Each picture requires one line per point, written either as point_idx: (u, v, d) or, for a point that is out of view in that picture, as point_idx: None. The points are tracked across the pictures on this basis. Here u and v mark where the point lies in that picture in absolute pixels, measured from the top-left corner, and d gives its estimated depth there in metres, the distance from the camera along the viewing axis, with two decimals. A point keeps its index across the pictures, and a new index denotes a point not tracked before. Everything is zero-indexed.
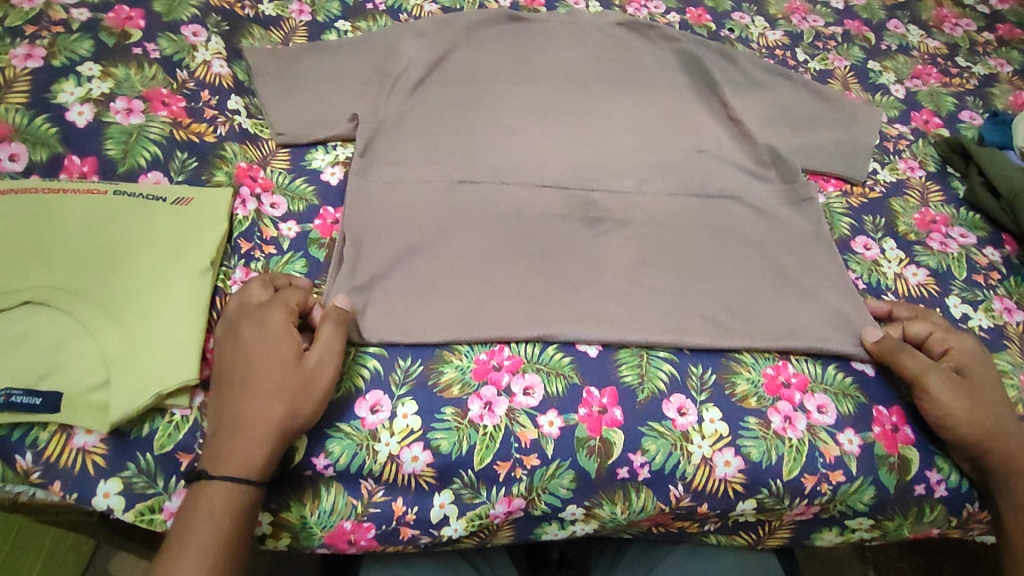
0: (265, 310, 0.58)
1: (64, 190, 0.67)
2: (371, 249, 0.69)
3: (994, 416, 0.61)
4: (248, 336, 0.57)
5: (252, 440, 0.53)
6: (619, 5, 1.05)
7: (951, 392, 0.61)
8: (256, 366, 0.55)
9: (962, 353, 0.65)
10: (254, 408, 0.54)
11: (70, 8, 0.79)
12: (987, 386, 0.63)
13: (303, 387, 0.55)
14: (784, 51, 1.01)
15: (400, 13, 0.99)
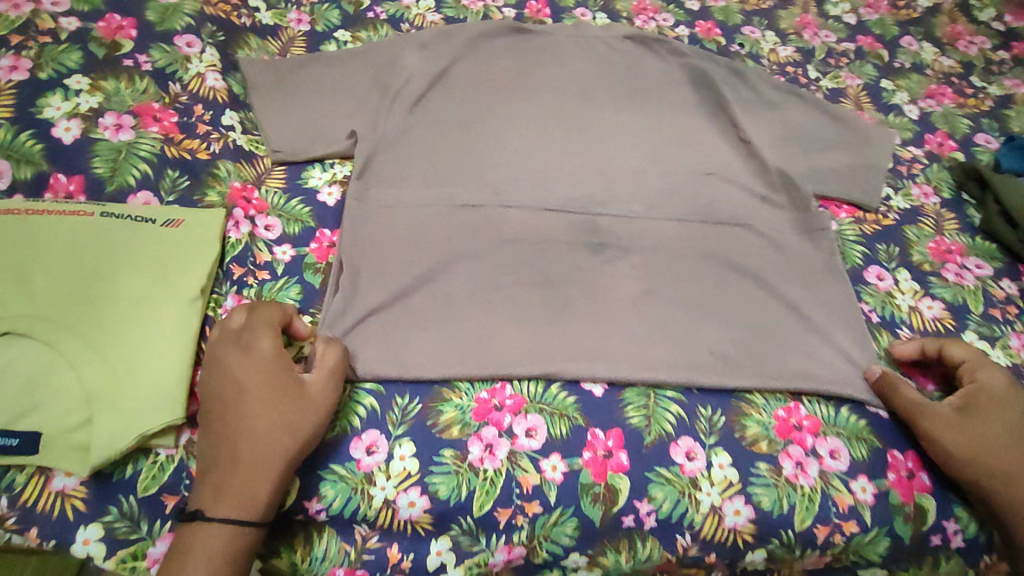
0: (250, 338, 0.55)
1: (50, 213, 0.65)
2: (369, 280, 0.68)
3: (1009, 458, 0.58)
4: (236, 367, 0.54)
5: (255, 478, 0.51)
6: (626, 17, 1.02)
7: (948, 424, 0.60)
8: (251, 400, 0.53)
9: (991, 389, 0.62)
10: (253, 446, 0.51)
11: (59, 17, 0.76)
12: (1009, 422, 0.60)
13: (305, 414, 0.53)
14: (796, 68, 0.98)
15: (402, 23, 0.96)
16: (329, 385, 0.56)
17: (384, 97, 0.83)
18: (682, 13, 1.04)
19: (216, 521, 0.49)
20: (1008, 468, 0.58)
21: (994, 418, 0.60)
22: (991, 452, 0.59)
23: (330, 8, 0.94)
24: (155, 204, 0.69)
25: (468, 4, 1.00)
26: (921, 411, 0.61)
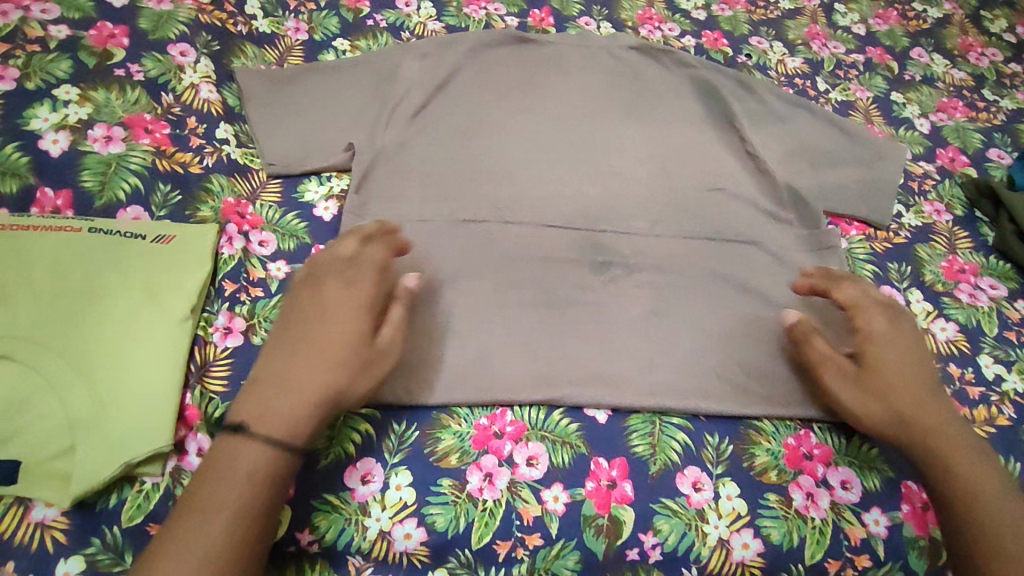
0: (355, 275, 0.56)
1: (35, 229, 0.63)
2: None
3: (925, 403, 0.57)
4: (331, 293, 0.54)
5: (288, 432, 0.48)
6: (631, 27, 1.00)
7: (846, 383, 0.60)
8: (337, 330, 0.52)
9: (874, 335, 0.61)
10: (310, 377, 0.50)
11: (49, 25, 0.74)
12: (913, 363, 0.59)
13: (370, 363, 0.53)
14: (804, 80, 0.96)
15: (402, 31, 0.94)
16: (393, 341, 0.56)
17: (383, 108, 0.81)
18: (688, 23, 1.02)
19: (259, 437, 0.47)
20: (927, 414, 0.56)
21: (901, 359, 0.59)
22: (904, 400, 0.57)
23: (329, 16, 0.93)
24: (146, 219, 0.67)
25: (471, 12, 0.98)
26: (824, 370, 0.61)
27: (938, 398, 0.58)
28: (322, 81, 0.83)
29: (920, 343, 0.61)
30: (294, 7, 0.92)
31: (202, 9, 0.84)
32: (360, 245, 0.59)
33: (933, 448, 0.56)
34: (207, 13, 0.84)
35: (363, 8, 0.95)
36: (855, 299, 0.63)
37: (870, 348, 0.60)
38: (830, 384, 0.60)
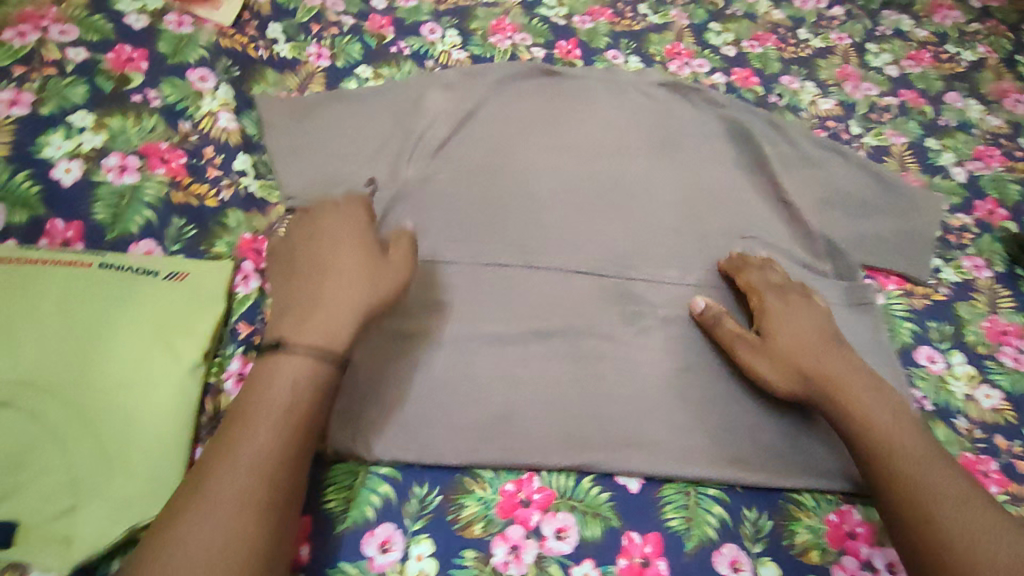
0: (343, 213, 0.61)
1: (44, 263, 0.60)
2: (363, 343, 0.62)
3: (832, 367, 0.59)
4: (328, 225, 0.60)
5: (293, 371, 0.50)
6: (660, 62, 0.98)
7: (751, 352, 0.62)
8: (341, 251, 0.57)
9: (772, 312, 0.64)
10: (327, 316, 0.53)
11: (66, 47, 0.71)
12: (812, 330, 0.62)
13: (380, 272, 0.56)
14: (837, 123, 0.94)
15: (426, 59, 0.92)
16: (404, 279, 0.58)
17: (407, 141, 0.79)
18: (718, 59, 1.00)
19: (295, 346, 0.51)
20: (836, 377, 0.59)
21: (803, 328, 0.62)
22: (813, 367, 0.59)
23: (351, 42, 0.90)
24: (158, 254, 0.64)
25: (496, 42, 0.96)
26: (734, 346, 0.63)
27: (849, 366, 0.59)
28: (342, 110, 0.81)
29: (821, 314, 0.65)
30: (316, 32, 0.89)
31: (223, 33, 0.82)
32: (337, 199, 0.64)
33: (868, 440, 0.55)
34: (228, 37, 0.82)
35: (387, 35, 0.93)
36: (757, 282, 0.68)
37: (771, 322, 0.63)
38: (741, 358, 0.62)
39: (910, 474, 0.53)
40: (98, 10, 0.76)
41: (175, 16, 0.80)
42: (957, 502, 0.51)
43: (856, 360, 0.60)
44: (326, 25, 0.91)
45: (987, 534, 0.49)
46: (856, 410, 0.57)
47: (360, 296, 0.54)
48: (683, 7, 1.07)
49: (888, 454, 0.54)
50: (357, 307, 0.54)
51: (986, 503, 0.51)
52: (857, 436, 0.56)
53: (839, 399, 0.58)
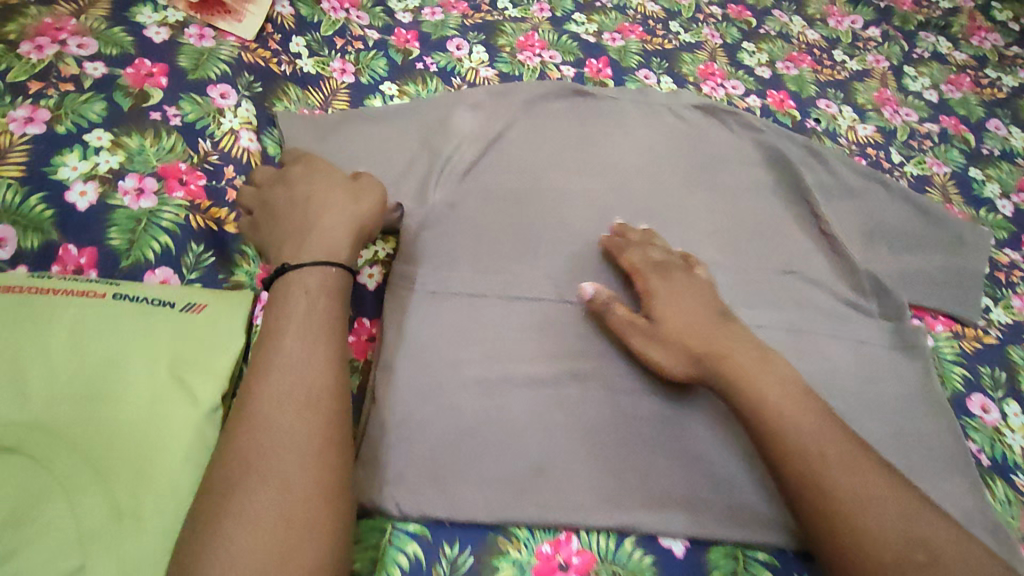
0: (307, 163, 0.69)
1: (57, 293, 0.57)
2: (385, 379, 0.60)
3: (721, 343, 0.57)
4: (296, 174, 0.68)
5: (305, 287, 0.58)
6: (693, 82, 0.95)
7: (643, 339, 0.60)
8: (316, 193, 0.66)
9: (661, 292, 0.63)
10: (322, 241, 0.62)
11: (83, 62, 0.68)
12: (700, 308, 0.61)
13: (357, 198, 0.66)
14: (877, 150, 0.90)
15: (453, 76, 0.89)
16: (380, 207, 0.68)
17: (435, 164, 0.76)
18: (753, 81, 0.97)
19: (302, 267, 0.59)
20: (726, 354, 0.57)
21: (685, 306, 0.61)
22: (703, 347, 0.57)
23: (376, 57, 0.87)
24: (174, 283, 0.61)
25: (524, 59, 0.93)
26: (627, 334, 0.61)
27: (738, 341, 0.58)
28: (367, 131, 0.78)
29: (705, 288, 0.64)
30: (339, 47, 0.86)
31: (245, 47, 0.79)
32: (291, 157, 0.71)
33: (760, 421, 0.52)
34: (250, 51, 0.79)
35: (412, 50, 0.90)
36: (638, 262, 0.66)
37: (658, 304, 0.62)
38: (636, 346, 0.60)
39: (801, 455, 0.50)
40: (118, 22, 0.73)
41: (196, 29, 0.77)
42: (853, 486, 0.48)
43: (742, 332, 0.59)
44: (350, 39, 0.88)
45: (884, 517, 0.46)
46: (745, 385, 0.54)
47: (345, 215, 0.64)
48: (716, 26, 1.04)
49: (773, 438, 0.51)
50: (349, 225, 0.64)
51: (880, 478, 0.49)
52: (748, 417, 0.53)
53: (732, 379, 0.55)
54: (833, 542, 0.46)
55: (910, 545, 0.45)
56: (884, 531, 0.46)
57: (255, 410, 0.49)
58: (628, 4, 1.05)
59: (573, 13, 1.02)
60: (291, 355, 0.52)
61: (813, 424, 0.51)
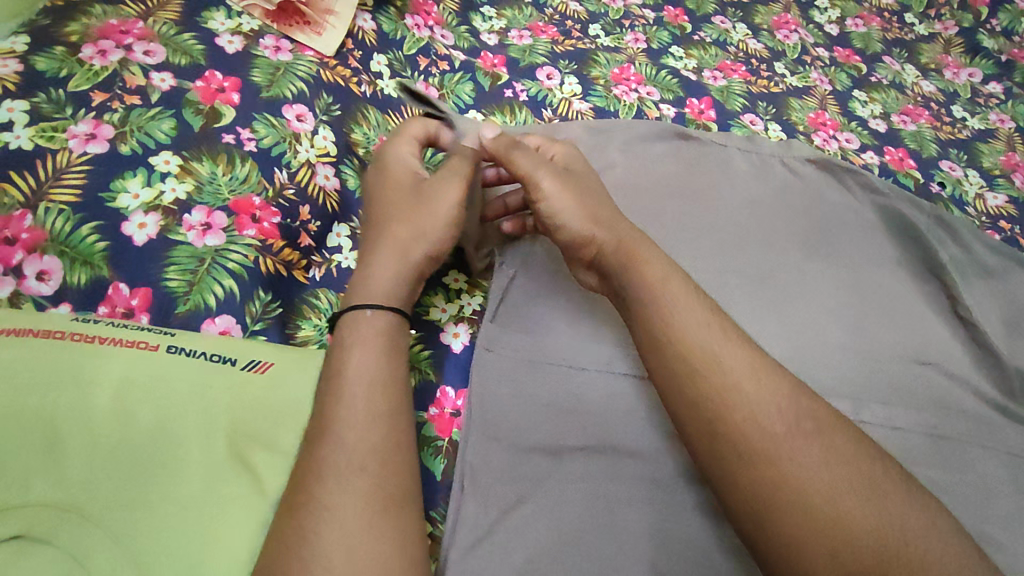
0: (389, 151, 0.61)
1: (103, 341, 0.48)
2: (478, 468, 0.52)
3: (618, 218, 0.57)
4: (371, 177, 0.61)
5: (360, 331, 0.49)
6: (804, 132, 0.86)
7: (554, 183, 0.57)
8: (380, 206, 0.58)
9: (564, 159, 0.63)
10: (368, 275, 0.53)
11: (150, 72, 0.61)
12: (597, 187, 0.60)
13: (418, 209, 0.56)
14: (1011, 224, 0.81)
15: (544, 107, 0.81)
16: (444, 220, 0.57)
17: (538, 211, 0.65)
18: (867, 135, 0.88)
19: (349, 311, 0.51)
20: (624, 225, 0.56)
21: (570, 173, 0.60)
22: (606, 215, 0.56)
23: (462, 81, 0.80)
24: (236, 335, 0.53)
25: (620, 94, 0.85)
26: (537, 172, 0.57)
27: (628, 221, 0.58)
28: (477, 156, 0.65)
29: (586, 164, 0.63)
30: (423, 68, 0.79)
31: (324, 64, 0.71)
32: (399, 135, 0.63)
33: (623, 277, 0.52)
34: (329, 68, 0.71)
35: (501, 75, 0.82)
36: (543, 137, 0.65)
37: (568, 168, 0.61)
38: (543, 185, 0.56)
39: (689, 343, 0.46)
40: (188, 28, 0.66)
41: (272, 40, 0.70)
42: (743, 377, 0.44)
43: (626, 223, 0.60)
44: (435, 60, 0.80)
45: (770, 399, 0.44)
46: (633, 244, 0.53)
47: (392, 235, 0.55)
48: (824, 71, 0.96)
49: (663, 300, 0.49)
50: (392, 249, 0.54)
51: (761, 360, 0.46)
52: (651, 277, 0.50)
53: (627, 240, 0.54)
54: (721, 432, 0.43)
55: (799, 418, 0.43)
56: (776, 411, 0.43)
57: (319, 483, 0.42)
58: (729, 39, 0.97)
59: (670, 46, 0.94)
60: (349, 415, 0.45)
61: (699, 305, 0.49)
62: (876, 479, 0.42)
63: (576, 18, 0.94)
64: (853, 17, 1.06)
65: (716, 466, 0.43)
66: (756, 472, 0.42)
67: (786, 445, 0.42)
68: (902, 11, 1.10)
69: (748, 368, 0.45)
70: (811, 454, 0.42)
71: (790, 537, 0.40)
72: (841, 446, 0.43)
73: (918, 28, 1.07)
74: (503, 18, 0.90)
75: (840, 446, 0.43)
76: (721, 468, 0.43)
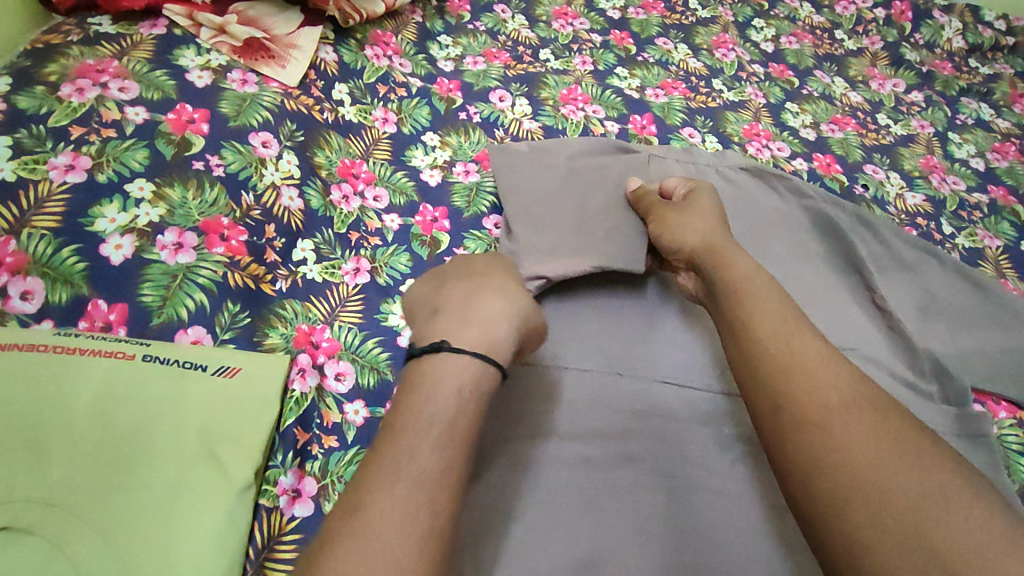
0: (499, 261, 0.65)
1: (82, 353, 0.52)
2: None
3: (726, 240, 0.66)
4: (483, 266, 0.64)
5: (463, 378, 0.50)
6: (738, 142, 0.93)
7: (672, 214, 0.70)
8: (494, 283, 0.60)
9: (704, 193, 0.74)
10: (486, 328, 0.54)
11: (124, 106, 0.66)
12: (717, 216, 0.70)
13: (523, 304, 0.58)
14: (928, 221, 0.88)
15: (496, 128, 0.87)
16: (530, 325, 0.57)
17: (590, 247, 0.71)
18: (798, 143, 0.95)
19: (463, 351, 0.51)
20: (733, 247, 0.65)
21: (690, 201, 0.72)
22: (715, 236, 0.67)
23: (419, 106, 0.86)
24: (206, 344, 0.58)
25: (568, 113, 0.92)
26: (658, 208, 0.72)
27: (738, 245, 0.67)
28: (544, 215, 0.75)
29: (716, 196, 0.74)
30: (382, 95, 0.85)
31: (288, 94, 0.77)
32: (497, 256, 0.67)
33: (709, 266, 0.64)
34: (293, 98, 0.77)
35: (455, 99, 0.89)
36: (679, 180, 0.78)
37: (698, 198, 0.73)
38: (665, 214, 0.71)
39: (751, 340, 0.56)
40: (160, 65, 0.71)
41: (239, 74, 0.75)
42: (807, 360, 0.52)
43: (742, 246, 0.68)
44: (394, 87, 0.86)
45: (832, 380, 0.51)
46: (729, 257, 0.64)
47: (502, 307, 0.56)
48: (759, 85, 1.04)
49: (740, 303, 0.59)
50: (513, 314, 0.56)
51: (796, 349, 0.54)
52: (742, 284, 0.60)
53: (721, 255, 0.64)
54: (784, 405, 0.50)
55: (855, 400, 0.49)
56: (832, 387, 0.50)
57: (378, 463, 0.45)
58: (670, 59, 1.05)
59: (616, 66, 1.01)
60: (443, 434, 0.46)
61: (770, 310, 0.57)
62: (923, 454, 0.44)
63: (527, 44, 1.01)
64: (786, 35, 1.15)
65: (773, 435, 0.51)
66: (808, 449, 0.47)
67: (838, 417, 0.48)
68: (833, 28, 1.19)
69: (812, 353, 0.53)
70: (860, 428, 0.47)
71: (840, 509, 0.44)
72: (885, 422, 0.47)
73: (848, 43, 1.16)
74: (458, 46, 0.97)
75: (887, 425, 0.47)
76: (780, 439, 0.50)
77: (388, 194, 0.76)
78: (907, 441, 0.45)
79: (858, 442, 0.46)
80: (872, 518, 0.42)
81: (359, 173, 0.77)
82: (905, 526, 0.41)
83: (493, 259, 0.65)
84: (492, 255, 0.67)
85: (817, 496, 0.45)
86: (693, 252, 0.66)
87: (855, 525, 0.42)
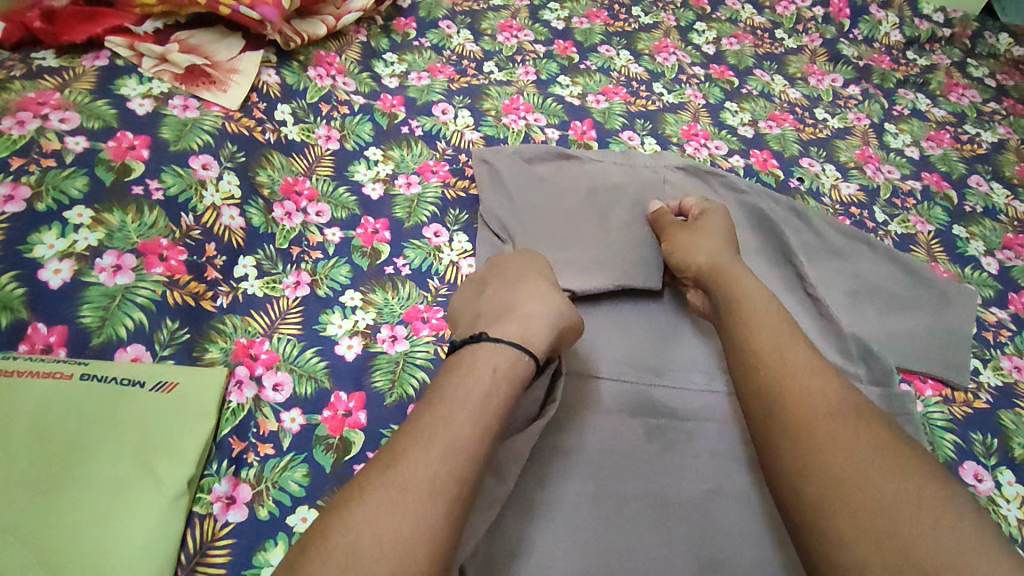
0: (528, 262, 0.68)
1: (20, 374, 0.54)
2: None
3: (730, 258, 0.71)
4: (513, 267, 0.67)
5: (490, 361, 0.53)
6: (677, 143, 0.96)
7: (683, 233, 0.75)
8: (526, 285, 0.63)
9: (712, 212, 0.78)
10: (518, 324, 0.57)
11: (65, 136, 0.69)
12: (723, 234, 0.74)
13: (554, 302, 0.61)
14: (861, 210, 0.91)
15: (438, 140, 0.90)
16: (563, 318, 0.60)
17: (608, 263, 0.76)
18: (736, 141, 0.98)
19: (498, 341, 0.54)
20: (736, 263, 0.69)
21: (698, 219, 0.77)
22: (719, 254, 0.71)
23: (362, 122, 0.89)
24: (146, 360, 0.60)
25: (509, 122, 0.94)
26: (671, 228, 0.77)
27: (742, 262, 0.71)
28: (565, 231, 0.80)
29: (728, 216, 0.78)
30: (325, 113, 0.88)
31: (229, 117, 0.80)
32: (524, 254, 0.70)
33: (709, 280, 0.69)
34: (234, 121, 0.80)
35: (398, 114, 0.91)
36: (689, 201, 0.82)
37: (709, 217, 0.77)
38: (676, 234, 0.75)
39: (750, 352, 0.59)
40: (102, 95, 0.74)
41: (181, 100, 0.78)
42: (792, 367, 0.56)
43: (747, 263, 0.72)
44: (336, 105, 0.89)
45: (816, 387, 0.54)
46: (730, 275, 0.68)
47: (534, 304, 0.59)
48: (698, 86, 1.07)
49: (743, 317, 0.62)
50: (553, 313, 0.59)
51: (778, 362, 0.57)
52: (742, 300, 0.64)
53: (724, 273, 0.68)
54: (774, 413, 0.53)
55: (844, 410, 0.51)
56: (822, 396, 0.53)
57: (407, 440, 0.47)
58: (612, 65, 1.08)
59: (558, 75, 1.04)
60: (465, 416, 0.49)
61: (767, 326, 0.60)
62: (903, 464, 0.47)
63: (471, 58, 1.04)
64: (727, 37, 1.18)
65: (764, 433, 0.53)
66: (792, 452, 0.50)
67: (823, 422, 0.51)
68: (774, 28, 1.22)
69: (801, 366, 0.56)
70: (845, 435, 0.49)
71: (818, 509, 0.46)
72: (863, 431, 0.50)
73: (787, 42, 1.19)
74: (403, 62, 0.99)
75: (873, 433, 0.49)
76: (770, 442, 0.52)
77: (330, 209, 0.79)
78: (885, 449, 0.48)
79: (841, 445, 0.48)
80: (852, 517, 0.44)
81: (302, 190, 0.79)
82: (882, 525, 0.43)
83: (522, 259, 0.69)
84: (519, 255, 0.70)
85: (799, 497, 0.48)
86: (698, 263, 0.71)
87: (834, 524, 0.45)
